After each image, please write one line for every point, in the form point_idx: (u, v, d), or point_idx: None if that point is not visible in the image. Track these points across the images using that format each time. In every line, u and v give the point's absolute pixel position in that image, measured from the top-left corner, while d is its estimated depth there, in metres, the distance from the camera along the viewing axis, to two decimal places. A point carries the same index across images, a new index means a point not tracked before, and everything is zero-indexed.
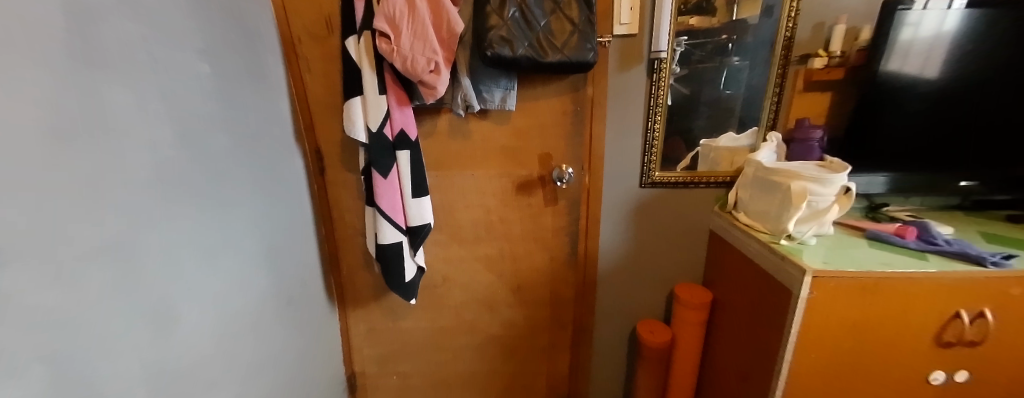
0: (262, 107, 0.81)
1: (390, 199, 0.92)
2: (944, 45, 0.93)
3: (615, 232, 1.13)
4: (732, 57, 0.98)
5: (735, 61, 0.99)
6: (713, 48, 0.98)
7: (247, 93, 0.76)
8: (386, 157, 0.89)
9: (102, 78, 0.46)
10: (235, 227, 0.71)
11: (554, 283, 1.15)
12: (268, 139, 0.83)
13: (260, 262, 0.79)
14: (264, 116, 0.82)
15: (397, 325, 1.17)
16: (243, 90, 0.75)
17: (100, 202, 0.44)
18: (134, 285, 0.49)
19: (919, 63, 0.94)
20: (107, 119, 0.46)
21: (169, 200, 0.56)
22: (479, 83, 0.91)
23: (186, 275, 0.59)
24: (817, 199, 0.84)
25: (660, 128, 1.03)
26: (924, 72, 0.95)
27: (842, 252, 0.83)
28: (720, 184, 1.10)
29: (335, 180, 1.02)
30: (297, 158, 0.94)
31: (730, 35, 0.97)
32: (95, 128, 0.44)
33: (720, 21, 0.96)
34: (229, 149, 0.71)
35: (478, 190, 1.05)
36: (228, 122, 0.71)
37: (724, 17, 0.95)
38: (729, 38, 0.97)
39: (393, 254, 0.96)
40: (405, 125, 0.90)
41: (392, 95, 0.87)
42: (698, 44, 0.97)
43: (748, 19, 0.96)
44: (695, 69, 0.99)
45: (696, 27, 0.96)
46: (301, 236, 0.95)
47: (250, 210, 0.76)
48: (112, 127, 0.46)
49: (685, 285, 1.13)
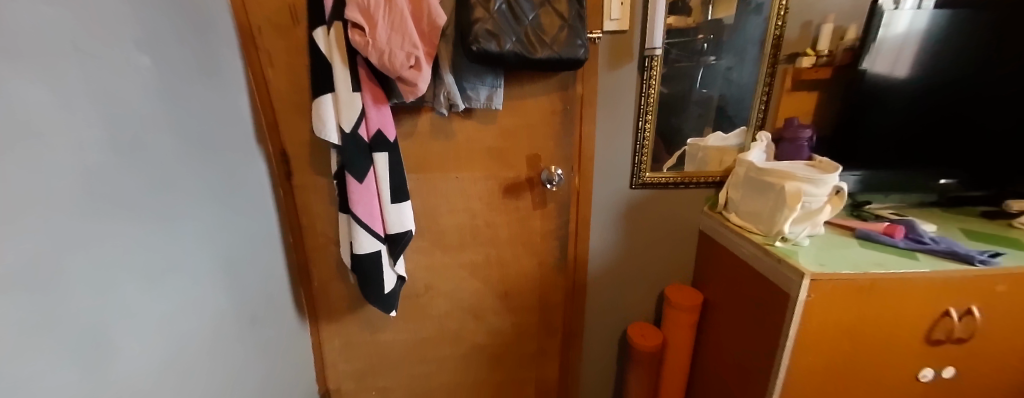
0: (214, 103, 0.71)
1: (368, 206, 0.85)
2: (913, 45, 0.94)
3: (605, 235, 1.09)
4: (708, 56, 0.96)
5: (711, 61, 0.96)
6: (693, 47, 0.95)
7: (196, 87, 0.67)
8: (362, 160, 0.82)
9: (19, 71, 0.37)
10: (183, 241, 0.62)
11: (543, 289, 1.10)
12: (222, 139, 0.73)
13: (214, 279, 0.69)
14: (218, 113, 0.72)
15: (375, 339, 1.07)
16: (191, 83, 0.66)
17: (17, 220, 0.36)
18: (59, 314, 0.40)
19: (889, 64, 0.95)
20: (26, 122, 0.38)
21: (101, 214, 0.47)
22: (463, 80, 0.84)
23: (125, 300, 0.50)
24: (811, 199, 0.82)
25: (650, 128, 1.00)
26: (893, 72, 0.96)
27: (835, 252, 0.82)
28: (710, 184, 1.08)
29: (303, 185, 0.92)
30: (258, 160, 0.84)
31: (706, 35, 0.94)
32: (13, 136, 0.36)
33: (696, 21, 0.93)
34: (175, 152, 0.61)
35: (462, 193, 0.99)
36: (172, 122, 0.61)
37: (699, 17, 0.93)
38: (705, 38, 0.94)
39: (372, 265, 0.89)
40: (383, 125, 0.82)
41: (367, 92, 0.79)
42: (675, 43, 0.94)
43: (724, 18, 0.94)
44: (672, 69, 0.96)
45: (673, 26, 0.93)
46: (263, 246, 0.85)
47: (201, 221, 0.67)
48: (31, 131, 0.38)
49: (676, 287, 1.10)
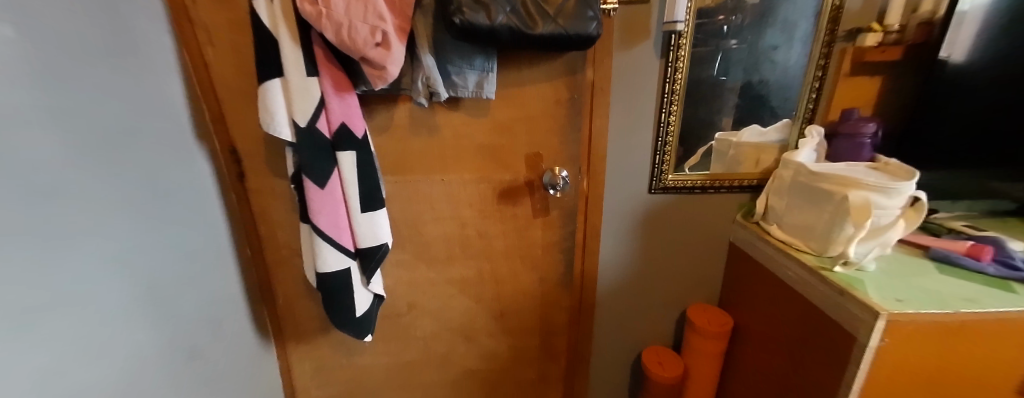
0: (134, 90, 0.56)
1: (332, 216, 0.70)
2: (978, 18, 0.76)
3: (619, 247, 0.93)
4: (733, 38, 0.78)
5: (734, 44, 0.79)
6: (711, 29, 0.77)
7: (95, 57, 0.49)
8: (323, 161, 0.67)
9: None
10: (90, 265, 0.45)
11: (545, 308, 0.95)
12: (138, 130, 0.56)
13: (133, 311, 0.52)
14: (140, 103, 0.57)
15: (352, 362, 0.94)
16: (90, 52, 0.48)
17: None
18: None
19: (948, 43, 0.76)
20: None
21: None
22: (446, 63, 0.68)
23: (15, 368, 0.34)
24: (880, 214, 0.66)
25: (676, 121, 0.83)
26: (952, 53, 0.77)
27: (909, 281, 0.66)
28: (745, 188, 0.91)
29: (260, 189, 0.78)
30: (200, 161, 0.70)
31: (727, 16, 0.77)
32: None
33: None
34: (73, 146, 0.44)
35: (450, 198, 0.84)
36: (65, 104, 0.43)
37: None
38: (729, 17, 0.77)
39: (341, 284, 0.75)
40: (347, 118, 0.67)
41: (326, 77, 0.64)
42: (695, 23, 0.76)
43: None
44: (693, 53, 0.78)
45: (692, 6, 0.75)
46: (211, 262, 0.71)
47: (112, 238, 0.49)
48: None
49: (699, 307, 0.95)
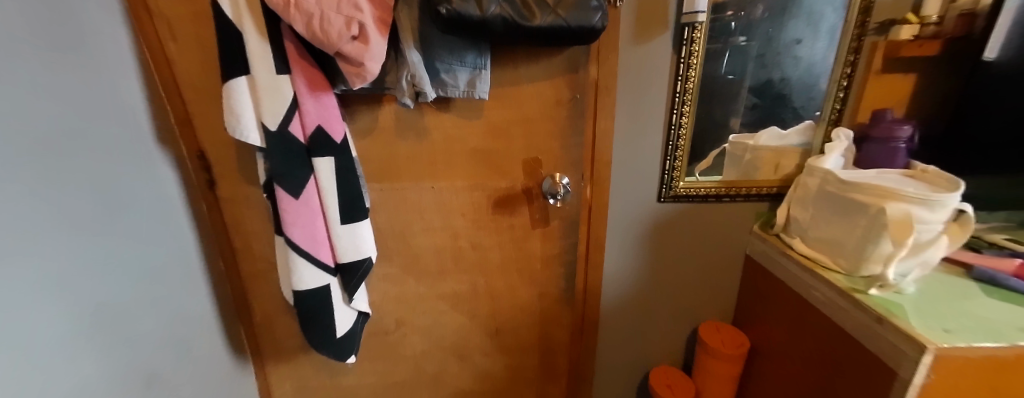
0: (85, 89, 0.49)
1: (309, 229, 0.63)
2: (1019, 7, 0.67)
3: (625, 260, 0.86)
4: (752, 32, 0.71)
5: (748, 41, 0.71)
6: (717, 26, 0.70)
7: (34, 43, 0.41)
8: (297, 168, 0.60)
9: None
10: (30, 293, 0.38)
11: (544, 325, 0.88)
12: (86, 131, 0.48)
13: (81, 341, 0.45)
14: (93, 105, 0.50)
15: (337, 382, 0.88)
16: (28, 39, 0.40)
17: None
18: None
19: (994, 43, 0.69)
20: None
21: None
22: (434, 59, 0.62)
23: None
24: (922, 229, 0.58)
25: (688, 123, 0.75)
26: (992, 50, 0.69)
27: (955, 306, 0.58)
28: (763, 197, 0.83)
29: (232, 197, 0.71)
30: (163, 167, 0.63)
31: (735, 12, 0.69)
32: None
33: None
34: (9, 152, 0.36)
35: (440, 207, 0.77)
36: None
37: None
38: (748, 9, 0.69)
39: (320, 303, 0.68)
40: (324, 120, 0.60)
41: (299, 74, 0.57)
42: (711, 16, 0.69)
43: None
44: (708, 48, 0.71)
45: None
46: (177, 278, 0.64)
47: (60, 259, 0.42)
48: None
49: (712, 325, 0.88)
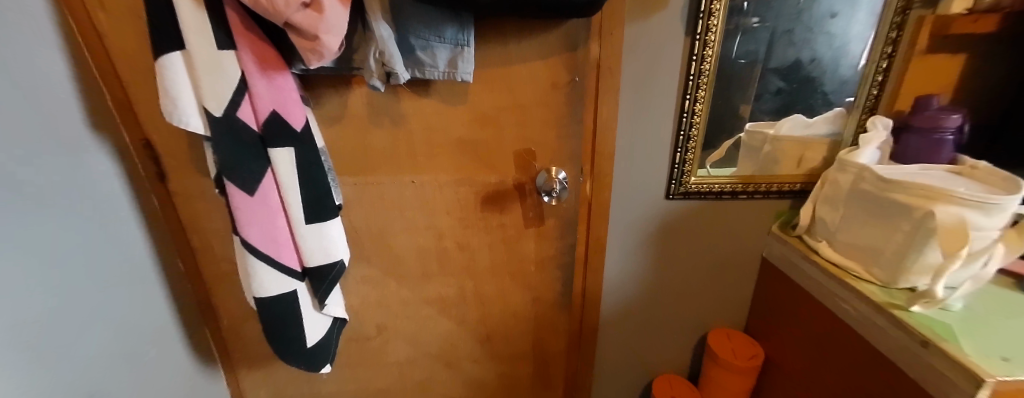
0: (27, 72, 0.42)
1: (269, 229, 0.55)
2: None
3: (628, 263, 0.78)
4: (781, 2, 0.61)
5: (775, 13, 0.61)
6: None
7: None
8: (250, 161, 0.52)
9: None
10: None
11: (539, 331, 0.80)
12: (5, 116, 0.39)
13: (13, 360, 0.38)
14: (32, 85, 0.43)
15: (316, 389, 0.82)
16: None
17: None
18: None
19: None
20: None
21: None
22: (408, 34, 0.52)
23: None
24: (977, 236, 0.49)
25: (702, 110, 0.66)
26: None
27: (1016, 328, 0.49)
28: (785, 194, 0.75)
29: (188, 192, 0.64)
30: (105, 159, 0.55)
31: None
32: None
33: None
34: None
35: (423, 205, 0.69)
36: None
37: None
38: None
39: (287, 311, 0.60)
40: (279, 106, 0.52)
41: (246, 52, 0.48)
42: None
43: None
44: (729, 21, 0.61)
45: None
46: (127, 282, 0.57)
47: None
48: None
49: (722, 333, 0.81)
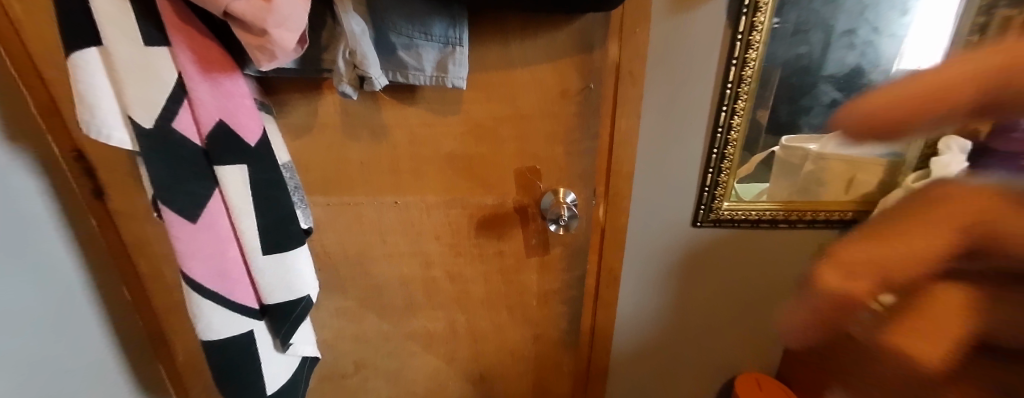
0: None
1: (217, 262, 0.46)
2: None
3: (645, 298, 0.68)
4: None
5: (835, 9, 0.50)
6: None
7: None
8: (192, 182, 0.43)
9: None
10: None
11: (540, 372, 0.71)
12: None
13: None
14: None
15: None
16: None
17: None
18: None
19: None
20: None
21: None
22: (387, 29, 0.42)
23: None
24: None
25: (740, 125, 0.56)
26: None
27: None
28: (834, 224, 0.64)
29: (131, 212, 0.55)
30: (25, 175, 0.46)
31: None
32: None
33: None
34: None
35: (406, 231, 0.59)
36: None
37: None
38: None
39: (241, 355, 0.51)
40: (225, 114, 0.42)
41: (182, 49, 0.39)
42: None
43: None
44: (779, 18, 0.50)
45: None
46: (62, 320, 0.49)
47: None
48: None
49: (751, 380, 0.72)
